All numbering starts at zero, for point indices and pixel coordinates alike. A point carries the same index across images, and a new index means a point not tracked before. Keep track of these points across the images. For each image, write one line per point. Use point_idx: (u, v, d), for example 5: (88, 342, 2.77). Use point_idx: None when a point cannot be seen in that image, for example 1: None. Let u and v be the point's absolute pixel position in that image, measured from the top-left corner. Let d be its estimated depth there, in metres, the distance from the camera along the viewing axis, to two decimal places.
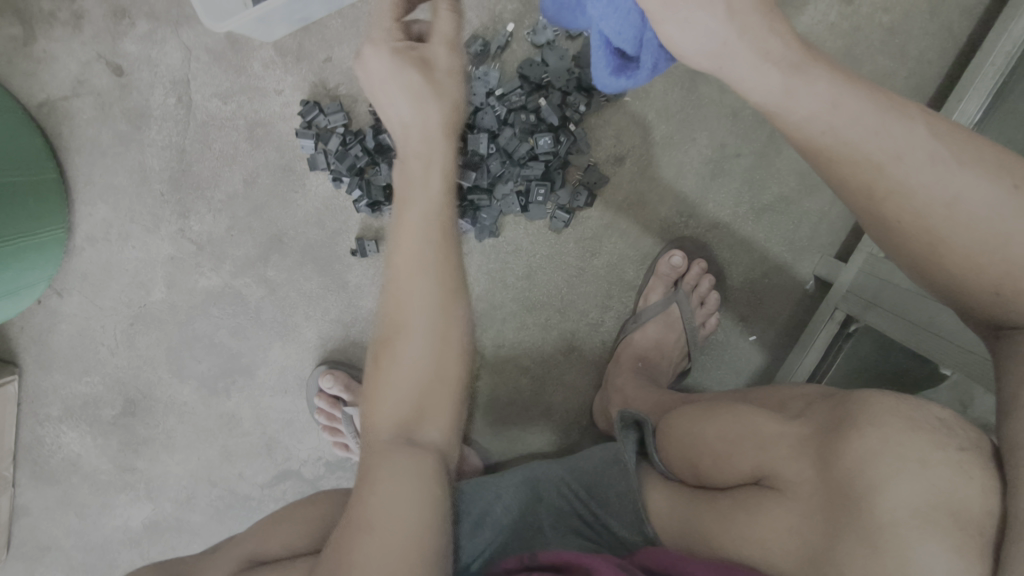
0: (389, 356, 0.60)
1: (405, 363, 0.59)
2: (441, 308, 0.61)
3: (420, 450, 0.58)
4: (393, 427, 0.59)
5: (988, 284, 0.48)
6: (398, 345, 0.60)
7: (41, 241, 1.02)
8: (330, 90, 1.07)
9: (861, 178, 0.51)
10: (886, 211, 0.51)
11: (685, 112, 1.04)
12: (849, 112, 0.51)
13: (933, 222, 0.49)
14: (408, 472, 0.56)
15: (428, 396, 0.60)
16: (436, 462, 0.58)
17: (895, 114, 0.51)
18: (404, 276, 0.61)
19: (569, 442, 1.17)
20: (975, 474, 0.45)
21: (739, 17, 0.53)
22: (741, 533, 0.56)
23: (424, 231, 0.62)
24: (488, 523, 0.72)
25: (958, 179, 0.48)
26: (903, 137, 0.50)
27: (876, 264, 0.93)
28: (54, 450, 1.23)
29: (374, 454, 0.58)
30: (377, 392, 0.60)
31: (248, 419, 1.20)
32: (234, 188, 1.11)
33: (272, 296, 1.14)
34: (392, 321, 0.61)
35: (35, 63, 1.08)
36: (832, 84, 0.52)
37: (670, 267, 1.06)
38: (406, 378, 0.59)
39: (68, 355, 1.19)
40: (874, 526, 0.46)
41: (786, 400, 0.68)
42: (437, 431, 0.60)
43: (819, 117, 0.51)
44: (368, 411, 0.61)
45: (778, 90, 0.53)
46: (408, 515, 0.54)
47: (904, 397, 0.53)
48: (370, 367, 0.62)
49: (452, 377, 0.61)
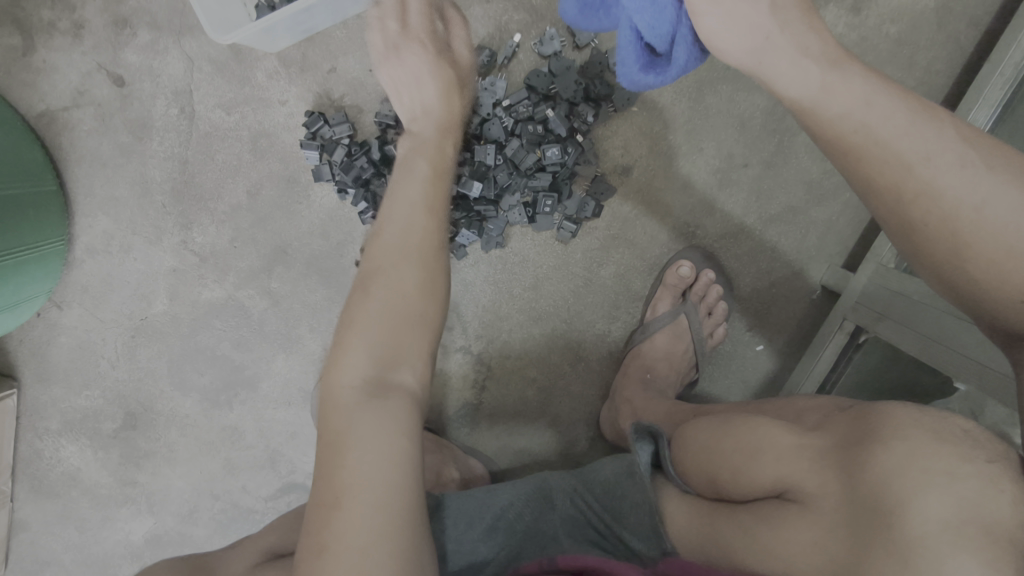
0: (369, 294, 0.63)
1: (385, 299, 0.62)
2: (428, 255, 0.65)
3: (396, 389, 0.59)
4: (369, 366, 0.59)
5: (1014, 294, 0.48)
6: (380, 281, 0.63)
7: (41, 254, 1.01)
8: (334, 100, 1.06)
9: (888, 178, 0.52)
10: (913, 212, 0.51)
11: (692, 122, 1.04)
12: (881, 112, 0.53)
13: (960, 227, 0.49)
14: (381, 404, 0.57)
15: (401, 334, 0.62)
16: (410, 401, 0.59)
17: (925, 119, 0.52)
18: (394, 222, 0.66)
19: (576, 453, 1.16)
20: (1005, 488, 0.47)
21: (781, 15, 0.60)
22: (765, 546, 0.55)
23: (413, 185, 0.69)
24: (501, 528, 0.73)
25: (986, 185, 0.49)
26: (933, 140, 0.51)
27: (886, 274, 0.93)
28: (54, 464, 1.21)
29: (347, 386, 0.59)
30: (349, 329, 0.62)
31: (252, 432, 1.19)
32: (237, 200, 1.09)
33: (276, 308, 1.13)
34: (373, 261, 0.65)
35: (34, 74, 1.07)
36: (867, 85, 0.55)
37: (678, 277, 1.06)
38: (387, 315, 0.61)
39: (67, 367, 1.17)
40: (905, 541, 0.46)
41: (801, 412, 0.68)
42: (409, 372, 0.61)
43: (850, 115, 0.54)
44: (337, 355, 0.61)
45: (815, 86, 0.57)
46: (390, 450, 0.54)
47: (929, 409, 0.54)
48: (345, 313, 0.63)
49: (426, 321, 0.63)
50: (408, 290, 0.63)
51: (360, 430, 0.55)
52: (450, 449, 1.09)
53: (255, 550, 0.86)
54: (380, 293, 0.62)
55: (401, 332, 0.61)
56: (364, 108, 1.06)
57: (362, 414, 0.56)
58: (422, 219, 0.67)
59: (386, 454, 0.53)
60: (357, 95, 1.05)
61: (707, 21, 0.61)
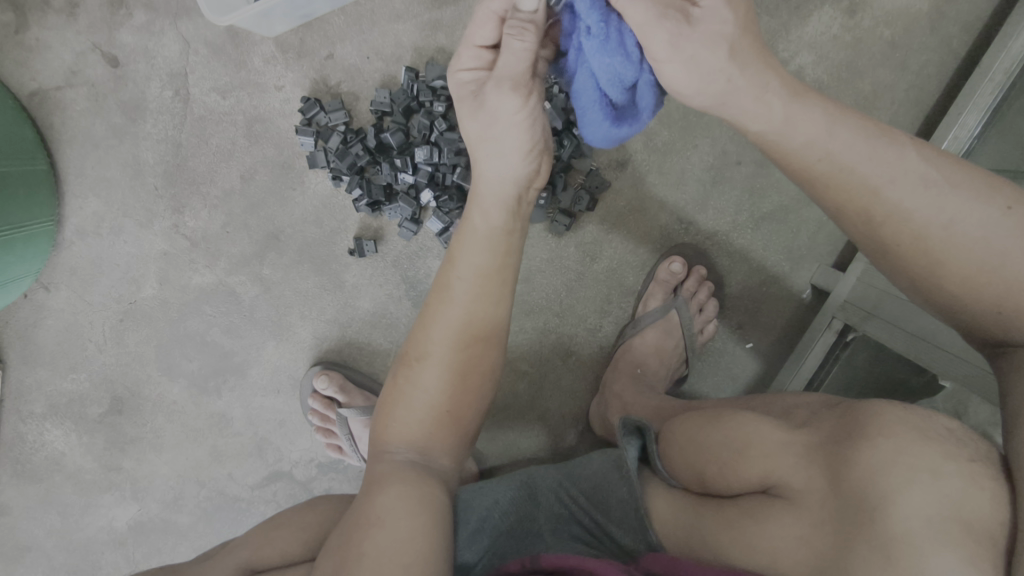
0: (407, 384, 0.67)
1: (420, 395, 0.66)
2: (468, 361, 0.66)
3: (426, 470, 0.64)
4: (405, 446, 0.66)
5: (989, 302, 0.48)
6: (416, 375, 0.66)
7: (29, 233, 1.00)
8: (331, 87, 1.05)
9: (857, 205, 0.53)
10: (884, 234, 0.52)
11: (688, 119, 1.04)
12: (843, 139, 0.53)
13: (929, 246, 0.50)
14: (409, 478, 0.61)
15: (437, 424, 0.66)
16: (440, 481, 0.64)
17: (885, 140, 0.53)
18: (435, 323, 0.67)
19: (564, 447, 1.16)
20: (986, 485, 0.46)
21: (741, 56, 0.54)
22: (750, 542, 0.55)
23: (466, 266, 0.66)
24: (487, 530, 0.69)
25: (951, 203, 0.49)
26: (897, 162, 0.52)
27: (874, 274, 0.94)
28: (38, 448, 1.20)
29: (383, 464, 0.64)
30: (393, 408, 0.67)
31: (239, 419, 1.18)
32: (231, 184, 1.09)
33: (268, 295, 1.13)
34: (418, 346, 0.67)
35: (27, 52, 1.06)
36: (827, 113, 0.55)
37: (670, 273, 1.06)
38: (420, 410, 0.66)
39: (53, 350, 1.16)
40: (887, 537, 0.46)
41: (790, 409, 0.69)
42: (444, 455, 0.67)
43: (817, 143, 0.54)
44: (381, 428, 0.68)
45: (778, 118, 0.55)
46: (417, 508, 0.59)
47: (911, 408, 0.53)
48: (389, 383, 0.69)
49: (461, 411, 0.67)
50: (443, 388, 0.66)
51: (389, 483, 0.60)
52: None
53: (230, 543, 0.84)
54: (417, 388, 0.66)
55: (434, 421, 0.66)
56: (360, 95, 1.06)
57: (394, 477, 0.61)
58: (465, 325, 0.66)
59: (412, 511, 0.58)
60: (354, 82, 1.05)
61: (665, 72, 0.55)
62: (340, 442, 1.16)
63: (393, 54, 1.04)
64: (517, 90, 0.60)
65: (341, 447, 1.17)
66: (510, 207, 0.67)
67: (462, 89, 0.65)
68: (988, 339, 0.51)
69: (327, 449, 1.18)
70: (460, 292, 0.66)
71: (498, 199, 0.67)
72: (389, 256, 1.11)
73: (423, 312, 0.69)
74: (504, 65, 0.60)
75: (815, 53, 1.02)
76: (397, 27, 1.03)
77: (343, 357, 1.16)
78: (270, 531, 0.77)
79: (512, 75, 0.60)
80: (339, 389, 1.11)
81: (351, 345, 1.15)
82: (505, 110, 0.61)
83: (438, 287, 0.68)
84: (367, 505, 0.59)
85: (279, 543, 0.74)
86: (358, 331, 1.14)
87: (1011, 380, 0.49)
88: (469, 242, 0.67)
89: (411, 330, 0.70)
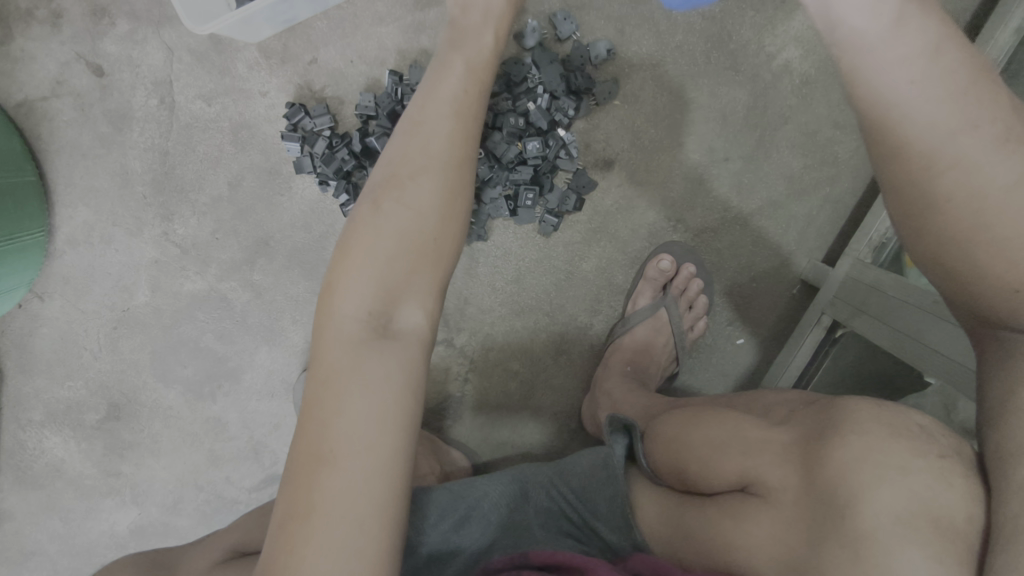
0: (374, 227, 0.58)
1: (389, 240, 0.58)
2: (433, 226, 0.60)
3: (389, 344, 0.56)
4: (360, 322, 0.56)
5: (1013, 282, 0.46)
6: (387, 216, 0.59)
7: (21, 245, 1.01)
8: (316, 92, 1.05)
9: (926, 145, 0.48)
10: (942, 185, 0.48)
11: (674, 116, 1.04)
12: (943, 68, 0.48)
13: (985, 207, 0.46)
14: (384, 345, 0.55)
15: (410, 279, 0.58)
16: (412, 340, 0.57)
17: (982, 83, 0.48)
18: (409, 162, 0.60)
19: (558, 445, 1.16)
20: (956, 481, 0.46)
21: None
22: (727, 540, 0.56)
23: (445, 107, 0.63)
24: (475, 518, 0.71)
25: (1016, 166, 0.46)
26: (984, 109, 0.48)
27: (863, 270, 0.94)
28: (37, 454, 1.21)
29: (350, 321, 0.56)
30: (354, 260, 0.58)
31: (235, 423, 1.19)
32: (219, 191, 1.09)
33: (259, 300, 1.13)
34: (387, 189, 0.60)
35: (12, 63, 1.06)
36: (939, 31, 0.49)
37: (659, 271, 1.05)
38: (392, 252, 0.58)
39: (50, 358, 1.17)
40: (857, 535, 0.46)
41: (771, 406, 0.68)
42: (415, 315, 0.59)
43: (914, 60, 0.49)
44: (338, 280, 0.58)
45: (885, 26, 0.50)
46: (382, 405, 0.52)
47: (884, 405, 0.53)
48: (339, 250, 0.59)
49: (434, 262, 0.60)
50: (400, 257, 0.58)
51: (347, 381, 0.53)
52: (433, 443, 1.11)
53: (220, 548, 0.84)
54: (377, 245, 0.58)
55: (392, 286, 0.57)
56: (345, 99, 1.05)
57: (360, 343, 0.55)
58: (438, 190, 0.60)
59: (373, 416, 0.52)
60: (339, 86, 1.05)
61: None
62: None
63: (377, 58, 1.04)
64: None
65: None
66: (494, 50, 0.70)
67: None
68: (982, 321, 0.51)
69: None
70: (432, 157, 0.61)
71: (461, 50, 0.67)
72: None
73: (390, 157, 0.62)
74: None
75: (800, 48, 1.03)
76: (380, 31, 1.03)
77: None
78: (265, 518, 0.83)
79: None
80: None
81: None
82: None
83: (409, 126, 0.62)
84: (320, 409, 0.52)
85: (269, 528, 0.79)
86: None
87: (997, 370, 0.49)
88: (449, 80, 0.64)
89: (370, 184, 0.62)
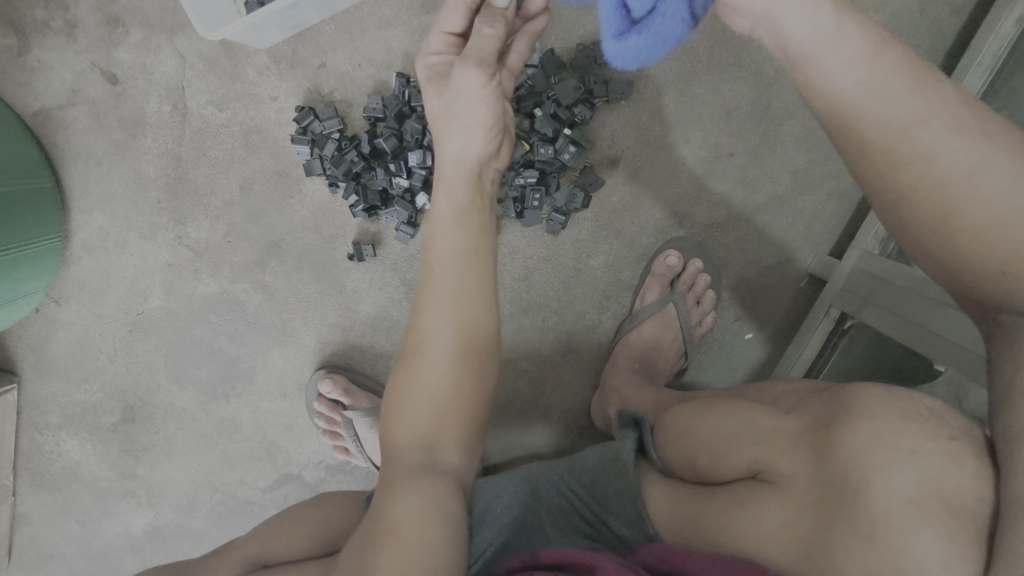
0: (409, 376, 0.71)
1: (425, 385, 0.70)
2: (460, 372, 0.71)
3: (435, 469, 0.67)
4: (414, 441, 0.69)
5: (993, 262, 0.48)
6: (419, 363, 0.71)
7: (37, 250, 1.02)
8: (325, 95, 1.07)
9: (885, 141, 0.52)
10: (906, 176, 0.51)
11: (679, 113, 1.05)
12: (884, 69, 0.52)
13: (952, 191, 0.49)
14: (425, 483, 0.64)
15: (441, 421, 0.70)
16: (452, 484, 0.67)
17: (926, 78, 0.52)
18: (431, 315, 0.72)
19: (568, 442, 1.17)
20: (967, 462, 0.46)
21: None
22: (738, 527, 0.56)
23: (452, 263, 0.74)
24: (488, 522, 0.71)
25: (981, 150, 0.48)
26: (934, 100, 0.51)
27: (869, 261, 0.94)
28: (55, 458, 1.23)
29: (400, 468, 0.67)
30: (399, 405, 0.71)
31: (248, 424, 1.21)
32: (230, 194, 1.11)
33: (270, 302, 1.15)
34: (416, 339, 0.73)
35: (29, 73, 1.09)
36: (874, 42, 0.53)
37: (667, 267, 1.06)
38: (427, 397, 0.70)
39: (66, 362, 1.19)
40: (868, 517, 0.47)
41: (780, 396, 0.69)
42: (452, 457, 0.69)
43: (859, 64, 0.53)
44: (391, 425, 0.71)
45: (827, 36, 0.54)
46: (428, 521, 0.60)
47: (893, 390, 0.54)
48: (390, 393, 0.73)
49: (464, 404, 0.71)
50: (431, 408, 0.70)
51: (402, 492, 0.63)
52: None
53: (235, 545, 0.85)
54: (422, 374, 0.71)
55: (435, 430, 0.69)
56: (353, 102, 1.07)
57: (407, 484, 0.64)
58: (450, 338, 0.71)
59: (422, 522, 0.59)
60: (347, 90, 1.07)
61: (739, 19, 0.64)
62: (346, 444, 1.18)
63: (384, 61, 1.06)
64: (481, 69, 0.73)
65: (348, 449, 1.19)
66: (470, 183, 0.78)
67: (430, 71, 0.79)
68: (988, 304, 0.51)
69: (334, 450, 1.20)
70: (444, 317, 0.72)
71: (460, 173, 0.78)
72: (388, 259, 1.13)
73: (415, 311, 0.74)
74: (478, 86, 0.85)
75: None
76: (387, 34, 1.05)
77: (347, 360, 1.18)
78: (278, 526, 0.82)
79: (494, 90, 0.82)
80: (344, 391, 1.13)
81: (354, 348, 1.17)
82: (469, 86, 0.74)
83: (427, 284, 0.74)
84: (383, 513, 0.62)
85: (285, 538, 0.79)
86: (360, 334, 1.16)
87: (1004, 347, 0.49)
88: (446, 239, 0.75)
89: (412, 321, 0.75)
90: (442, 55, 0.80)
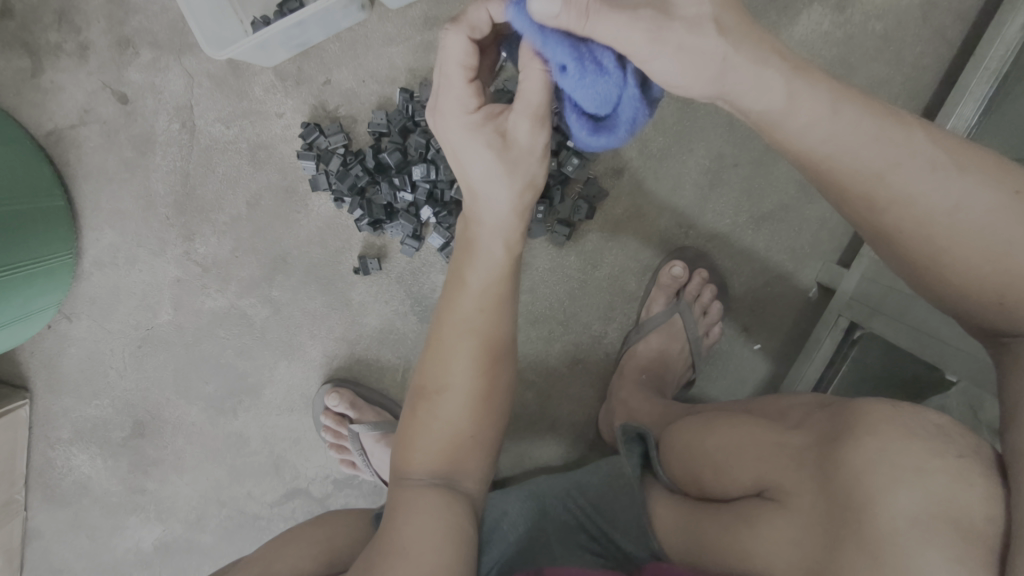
0: (426, 415, 0.69)
1: (440, 424, 0.69)
2: (479, 410, 0.70)
3: (452, 491, 0.67)
4: (429, 474, 0.68)
5: (990, 292, 0.49)
6: (438, 406, 0.69)
7: (50, 266, 1.04)
8: (330, 111, 1.08)
9: (859, 187, 0.52)
10: (887, 219, 0.52)
11: (681, 124, 1.05)
12: (849, 122, 0.51)
13: (935, 232, 0.50)
14: (439, 506, 0.64)
15: (460, 452, 0.70)
16: (465, 504, 0.68)
17: (894, 122, 0.52)
18: (455, 357, 0.69)
19: (576, 454, 1.16)
20: (977, 481, 0.45)
21: (731, 33, 0.51)
22: (745, 547, 0.55)
23: (480, 299, 0.68)
24: (494, 541, 0.70)
25: (958, 187, 0.49)
26: (905, 144, 0.51)
27: (878, 270, 0.93)
28: (66, 472, 1.23)
29: (413, 491, 0.67)
30: (412, 441, 0.70)
31: (256, 438, 1.21)
32: (238, 210, 1.12)
33: (277, 316, 1.15)
34: (436, 382, 0.69)
35: (42, 93, 1.11)
36: (832, 93, 0.52)
37: (672, 278, 1.06)
38: (443, 435, 0.69)
39: (77, 377, 1.20)
40: (873, 537, 0.46)
41: (786, 409, 0.67)
42: (471, 483, 0.71)
43: (817, 126, 0.52)
44: (403, 456, 0.70)
45: (780, 99, 0.52)
46: (448, 552, 0.60)
47: (899, 405, 0.52)
48: (404, 429, 0.71)
49: (483, 437, 0.71)
50: (451, 444, 0.69)
51: (406, 514, 0.63)
52: None
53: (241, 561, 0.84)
54: (438, 418, 0.69)
55: (454, 461, 0.69)
56: (358, 118, 1.08)
57: (418, 504, 0.64)
58: (480, 378, 0.69)
59: (436, 543, 0.60)
60: (351, 106, 1.08)
61: (653, 67, 0.52)
62: (353, 458, 1.18)
63: (388, 76, 1.07)
64: (544, 128, 0.62)
65: (355, 463, 1.19)
66: (515, 234, 0.69)
67: (479, 131, 0.61)
68: (991, 329, 0.52)
69: (341, 464, 1.20)
70: (472, 363, 0.69)
71: (499, 232, 0.67)
72: (393, 272, 1.13)
73: (435, 349, 0.70)
74: (529, 104, 0.60)
75: (806, 52, 1.02)
76: (391, 50, 1.06)
77: (353, 373, 1.18)
78: (279, 547, 0.80)
79: (535, 113, 0.60)
80: (350, 405, 1.13)
81: (361, 361, 1.17)
82: (531, 146, 0.63)
83: (448, 320, 0.70)
84: (386, 536, 0.62)
85: (288, 556, 0.76)
86: (366, 348, 1.17)
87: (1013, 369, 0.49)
88: (483, 271, 0.68)
89: (426, 361, 0.71)
90: (476, 104, 0.62)
